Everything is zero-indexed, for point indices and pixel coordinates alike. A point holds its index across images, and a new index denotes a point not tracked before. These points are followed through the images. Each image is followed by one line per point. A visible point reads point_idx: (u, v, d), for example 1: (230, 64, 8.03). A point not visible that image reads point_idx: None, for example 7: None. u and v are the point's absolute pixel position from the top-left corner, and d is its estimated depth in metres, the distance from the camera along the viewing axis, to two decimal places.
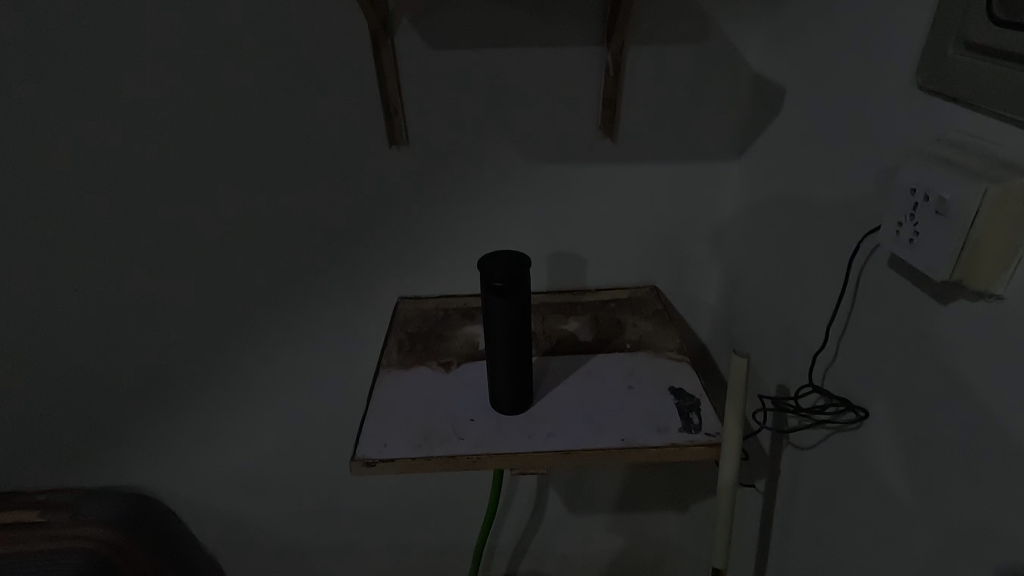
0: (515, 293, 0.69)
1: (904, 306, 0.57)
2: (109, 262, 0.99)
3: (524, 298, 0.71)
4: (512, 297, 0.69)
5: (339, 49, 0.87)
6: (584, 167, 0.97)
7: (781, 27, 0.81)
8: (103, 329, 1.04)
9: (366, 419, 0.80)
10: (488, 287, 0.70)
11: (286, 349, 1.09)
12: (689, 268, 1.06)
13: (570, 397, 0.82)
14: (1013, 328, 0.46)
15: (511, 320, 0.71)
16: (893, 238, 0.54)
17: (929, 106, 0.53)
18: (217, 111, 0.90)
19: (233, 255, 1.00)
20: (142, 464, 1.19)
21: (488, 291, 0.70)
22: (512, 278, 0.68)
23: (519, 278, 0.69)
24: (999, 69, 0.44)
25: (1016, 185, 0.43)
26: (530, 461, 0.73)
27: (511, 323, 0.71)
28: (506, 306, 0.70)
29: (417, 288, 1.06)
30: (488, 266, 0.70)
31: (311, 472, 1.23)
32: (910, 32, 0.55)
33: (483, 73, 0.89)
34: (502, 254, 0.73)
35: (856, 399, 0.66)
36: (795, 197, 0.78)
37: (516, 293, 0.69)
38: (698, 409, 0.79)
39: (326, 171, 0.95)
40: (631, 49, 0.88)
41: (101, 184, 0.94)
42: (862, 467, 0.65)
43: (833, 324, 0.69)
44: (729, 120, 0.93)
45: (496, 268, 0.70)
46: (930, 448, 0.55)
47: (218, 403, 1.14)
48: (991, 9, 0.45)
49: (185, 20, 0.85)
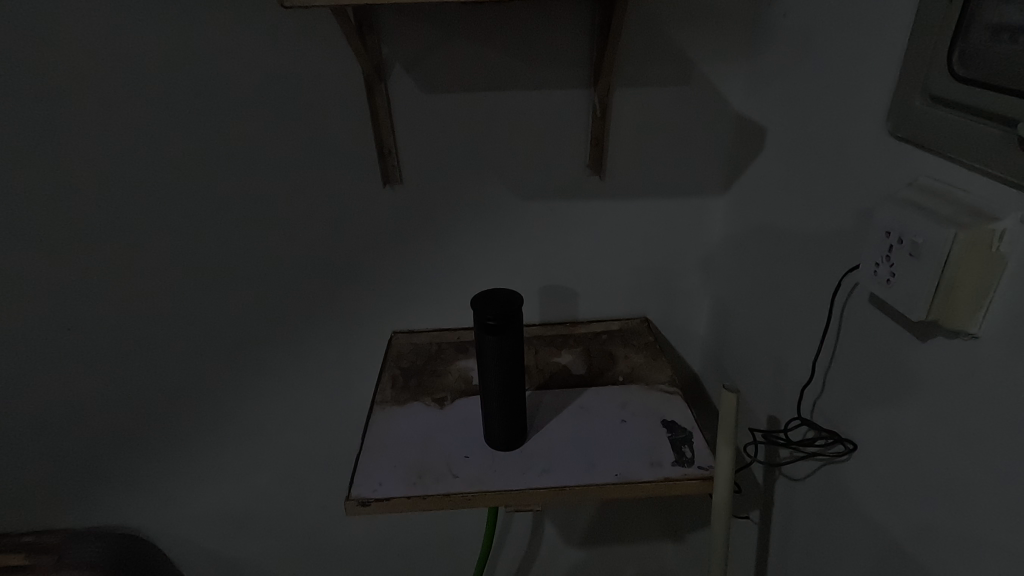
0: (507, 330, 0.70)
1: (884, 342, 0.59)
2: (103, 300, 1.00)
3: (517, 334, 0.72)
4: (504, 335, 0.70)
5: (333, 92, 0.89)
6: (574, 202, 0.99)
7: (760, 70, 0.85)
8: (95, 368, 1.04)
9: (361, 457, 0.80)
10: (481, 324, 0.70)
11: (280, 384, 1.09)
12: (679, 298, 1.07)
13: (564, 432, 0.83)
14: (991, 366, 0.47)
15: (504, 357, 0.72)
16: (871, 278, 0.56)
17: (900, 152, 0.56)
18: (213, 153, 0.92)
19: (228, 291, 1.01)
20: (131, 502, 1.17)
21: (481, 328, 0.71)
22: (505, 316, 0.69)
23: (512, 316, 0.70)
24: (965, 121, 0.47)
25: (985, 230, 0.45)
26: (524, 499, 0.73)
27: (504, 359, 0.72)
28: (499, 343, 0.71)
29: (410, 322, 1.07)
30: (481, 304, 0.71)
31: (304, 509, 1.21)
32: (881, 81, 0.58)
33: (475, 114, 0.91)
34: (495, 291, 0.74)
35: (844, 431, 0.67)
36: (778, 232, 0.80)
37: (508, 331, 0.70)
38: (690, 442, 0.80)
39: (320, 209, 0.97)
40: (618, 90, 0.91)
41: (96, 225, 0.95)
42: (851, 500, 0.66)
43: (819, 357, 0.71)
44: (714, 156, 0.96)
45: (489, 307, 0.70)
46: (914, 479, 0.56)
47: (210, 439, 1.13)
48: (953, 66, 0.48)
49: (180, 66, 0.86)
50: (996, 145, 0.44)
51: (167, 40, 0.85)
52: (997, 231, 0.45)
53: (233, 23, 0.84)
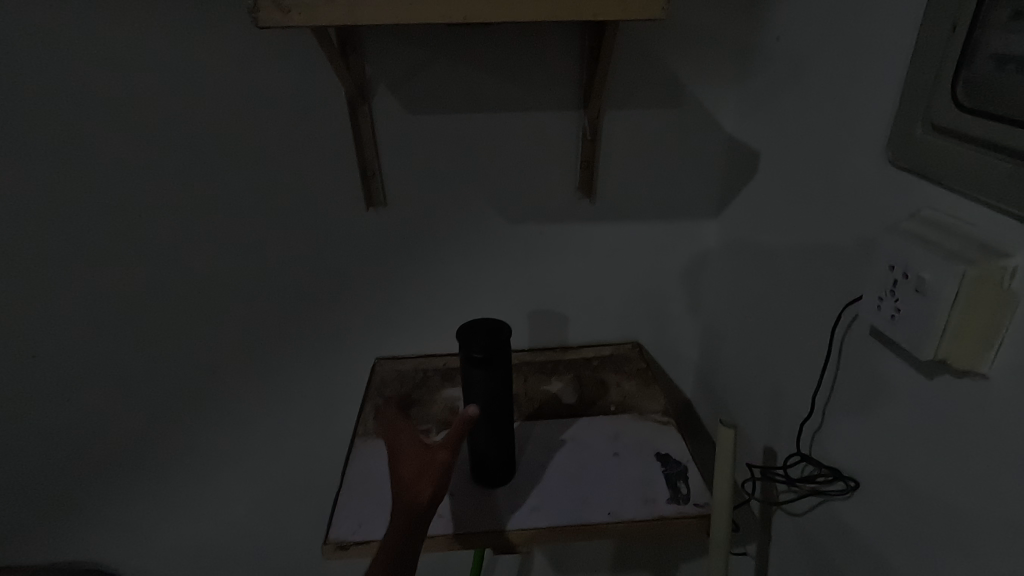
0: (495, 362, 0.67)
1: (887, 377, 0.57)
2: (70, 327, 0.95)
3: (505, 367, 0.68)
4: (492, 366, 0.67)
5: (315, 112, 0.86)
6: (564, 226, 0.96)
7: (752, 93, 0.83)
8: (62, 397, 0.99)
9: (341, 495, 0.76)
10: (466, 357, 0.67)
11: (259, 412, 1.05)
12: (672, 322, 1.05)
13: (555, 466, 0.79)
14: (1001, 408, 0.44)
15: (491, 392, 0.68)
16: (873, 312, 0.54)
17: (901, 182, 0.54)
18: (189, 175, 0.88)
19: (203, 317, 0.97)
20: (96, 538, 1.11)
21: (467, 361, 0.67)
22: (492, 349, 0.66)
23: (499, 348, 0.66)
24: (969, 153, 0.45)
25: (995, 267, 0.43)
26: (513, 540, 0.69)
27: (491, 393, 0.69)
28: (486, 377, 0.67)
29: (395, 348, 1.03)
30: (466, 336, 0.68)
31: (283, 541, 1.16)
32: (880, 110, 0.56)
33: (461, 135, 0.89)
34: (482, 321, 0.71)
35: (844, 468, 0.64)
36: (773, 258, 0.78)
37: (496, 363, 0.67)
38: (685, 477, 0.76)
39: (301, 231, 0.93)
40: (607, 112, 0.89)
41: (63, 250, 0.91)
42: (852, 539, 0.63)
43: (818, 390, 0.68)
44: (706, 179, 0.95)
45: (475, 339, 0.67)
46: (919, 523, 0.53)
47: (183, 471, 1.08)
48: (957, 96, 0.46)
49: (154, 87, 0.83)
50: (1004, 179, 0.43)
51: (141, 57, 0.81)
52: (1008, 268, 0.43)
53: (211, 40, 0.81)
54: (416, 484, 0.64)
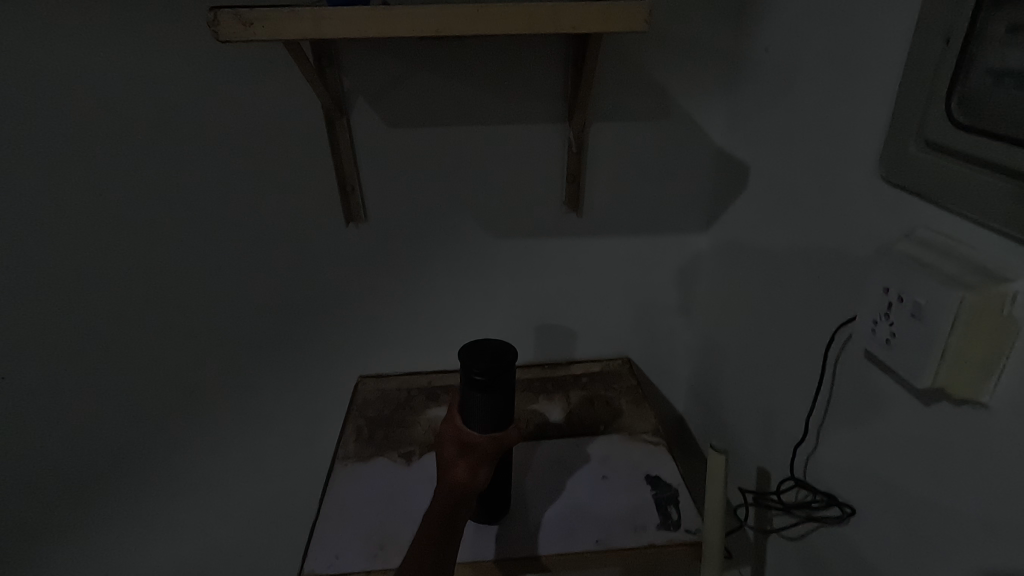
0: (499, 391, 0.56)
1: (882, 402, 0.54)
2: (40, 347, 0.92)
3: (509, 395, 0.57)
4: (494, 395, 0.56)
5: (292, 124, 0.84)
6: (551, 240, 0.94)
7: (741, 105, 0.82)
8: (31, 419, 0.96)
9: (319, 522, 0.73)
10: (466, 380, 0.56)
11: (237, 432, 1.02)
12: (662, 337, 1.03)
13: (543, 492, 0.76)
14: (1004, 440, 0.42)
15: (492, 423, 0.57)
16: (868, 335, 0.52)
17: (895, 199, 0.52)
18: (162, 190, 0.85)
19: (179, 335, 0.94)
20: (68, 564, 1.07)
21: (466, 383, 0.56)
22: (496, 372, 0.55)
23: (505, 371, 0.56)
24: (965, 171, 0.43)
25: (996, 293, 0.41)
26: (498, 570, 0.67)
27: (492, 425, 0.57)
28: (487, 406, 0.56)
29: (378, 366, 1.00)
30: (469, 356, 0.57)
31: (264, 563, 1.13)
32: (873, 125, 0.54)
33: (444, 148, 0.87)
34: (487, 342, 0.60)
35: (840, 494, 0.62)
36: (764, 273, 0.76)
37: (499, 391, 0.56)
38: (676, 501, 0.74)
39: (279, 247, 0.91)
40: (594, 123, 0.87)
41: (31, 268, 0.87)
42: (847, 568, 0.60)
43: (812, 412, 0.66)
44: (695, 191, 0.93)
45: (479, 360, 0.56)
46: (918, 555, 0.51)
47: (159, 493, 1.04)
48: (952, 111, 0.44)
49: (125, 100, 0.80)
50: (1004, 199, 0.40)
51: (108, 68, 0.78)
52: (1009, 294, 0.41)
53: (183, 51, 0.78)
54: (452, 465, 0.58)
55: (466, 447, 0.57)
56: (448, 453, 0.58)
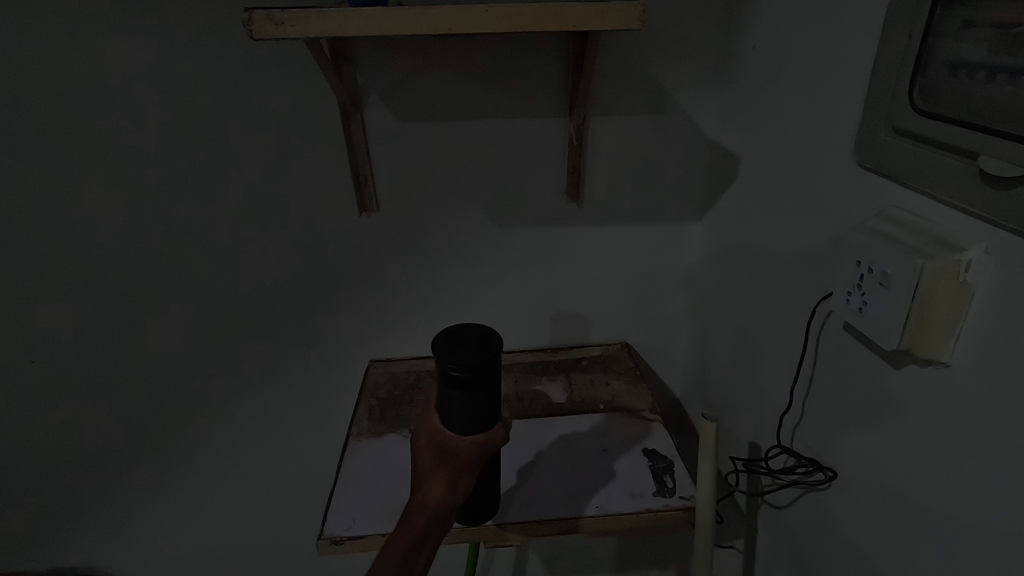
0: (477, 385, 0.51)
1: (860, 369, 0.59)
2: (71, 334, 0.97)
3: (493, 389, 0.53)
4: (472, 390, 0.51)
5: (308, 119, 0.89)
6: (553, 229, 0.99)
7: (731, 99, 0.86)
8: (60, 402, 1.01)
9: (335, 493, 0.77)
10: (443, 374, 0.51)
11: (255, 414, 1.06)
12: (659, 322, 1.07)
13: (544, 465, 0.81)
14: (966, 392, 0.47)
15: (474, 420, 0.52)
16: (843, 307, 0.56)
17: (868, 182, 0.57)
18: (187, 183, 0.91)
19: (200, 320, 0.99)
20: (94, 543, 1.12)
21: (444, 378, 0.51)
22: (476, 364, 0.50)
23: (485, 362, 0.51)
24: (925, 153, 0.48)
25: (952, 261, 0.46)
26: (502, 533, 0.72)
27: (473, 424, 0.53)
28: (467, 403, 0.52)
29: (388, 350, 1.05)
30: (444, 346, 0.52)
31: (279, 541, 1.18)
32: (848, 115, 0.59)
33: (452, 141, 0.91)
34: (468, 327, 0.55)
35: (823, 458, 0.66)
36: (753, 258, 0.81)
37: (477, 386, 0.51)
38: (671, 470, 0.79)
39: (295, 236, 0.95)
40: (593, 117, 0.92)
41: (64, 258, 0.92)
42: (831, 524, 0.65)
43: (797, 384, 0.71)
44: (689, 181, 0.97)
45: (456, 351, 0.52)
46: (895, 506, 0.55)
47: (180, 474, 1.09)
48: (913, 100, 0.49)
49: (153, 98, 0.85)
50: (958, 177, 0.45)
51: (138, 68, 0.83)
52: (964, 262, 0.46)
53: (206, 51, 0.83)
54: (429, 475, 0.53)
55: (445, 453, 0.53)
56: (427, 462, 0.54)
